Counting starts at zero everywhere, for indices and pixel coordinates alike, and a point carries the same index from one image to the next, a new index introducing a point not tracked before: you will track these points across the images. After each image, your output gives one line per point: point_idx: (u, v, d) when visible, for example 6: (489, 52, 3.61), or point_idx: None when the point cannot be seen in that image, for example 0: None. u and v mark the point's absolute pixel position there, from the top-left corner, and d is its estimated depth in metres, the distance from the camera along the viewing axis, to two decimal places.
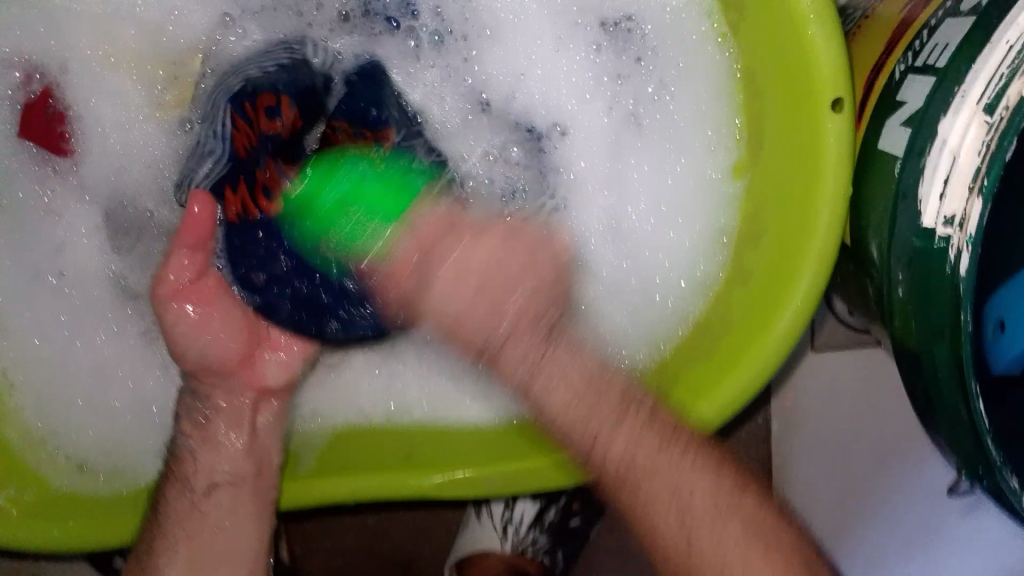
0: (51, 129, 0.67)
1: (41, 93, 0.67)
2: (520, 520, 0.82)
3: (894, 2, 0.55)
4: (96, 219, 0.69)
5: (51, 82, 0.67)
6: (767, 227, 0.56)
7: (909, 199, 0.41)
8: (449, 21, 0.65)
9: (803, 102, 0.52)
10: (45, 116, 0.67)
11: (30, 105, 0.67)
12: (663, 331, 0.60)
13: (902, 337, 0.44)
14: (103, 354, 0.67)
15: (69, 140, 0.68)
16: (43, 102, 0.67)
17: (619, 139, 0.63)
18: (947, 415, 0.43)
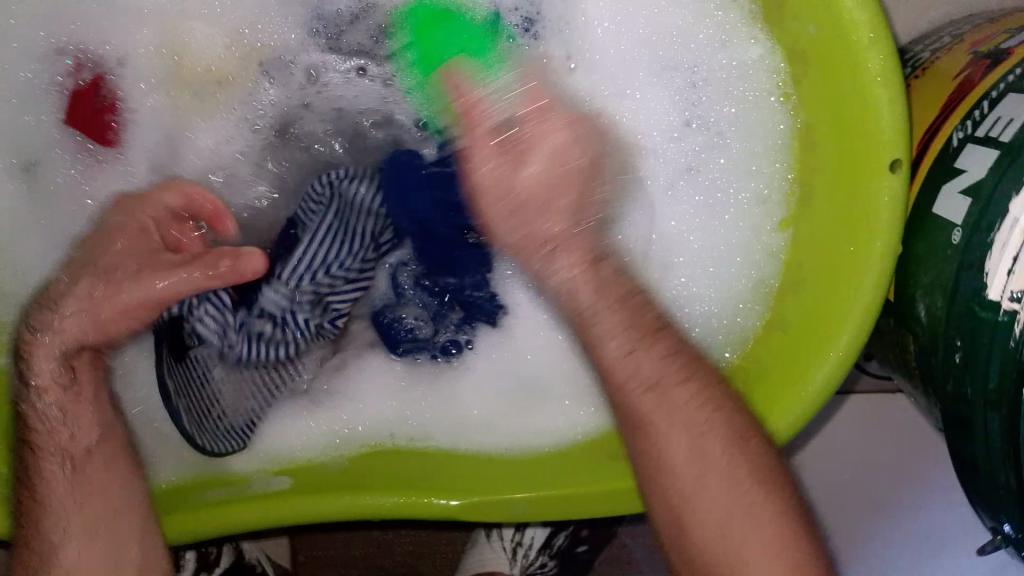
0: (100, 118, 0.67)
1: (93, 82, 0.67)
2: (530, 543, 0.83)
3: (955, 60, 0.56)
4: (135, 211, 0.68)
5: (104, 74, 0.67)
6: (809, 282, 0.57)
7: (973, 269, 0.43)
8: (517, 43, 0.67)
9: (861, 161, 0.53)
10: (94, 103, 0.67)
11: (78, 92, 0.67)
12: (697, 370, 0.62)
13: (950, 402, 0.46)
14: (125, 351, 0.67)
15: (116, 131, 0.68)
16: (93, 90, 0.67)
17: (676, 187, 0.64)
18: (990, 476, 0.45)
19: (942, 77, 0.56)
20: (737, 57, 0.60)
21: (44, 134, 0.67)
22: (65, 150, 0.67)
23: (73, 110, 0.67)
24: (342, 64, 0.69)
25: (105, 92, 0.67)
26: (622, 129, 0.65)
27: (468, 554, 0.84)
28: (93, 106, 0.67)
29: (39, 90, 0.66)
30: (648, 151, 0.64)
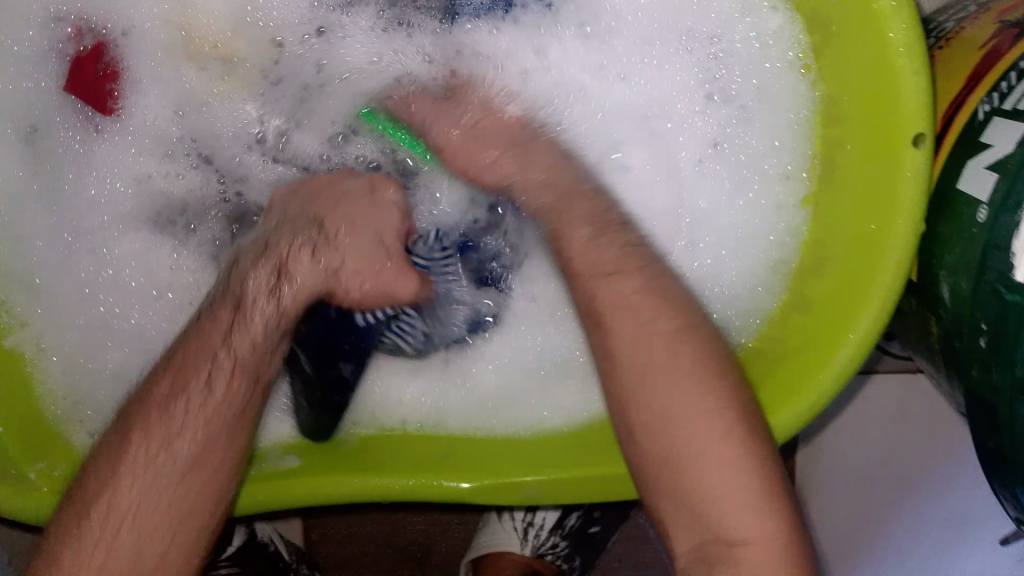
0: (101, 85, 0.66)
1: (93, 48, 0.66)
2: (541, 524, 0.82)
3: (982, 28, 0.54)
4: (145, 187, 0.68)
5: (104, 39, 0.66)
6: (830, 261, 0.55)
7: (999, 247, 0.41)
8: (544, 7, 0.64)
9: (884, 135, 0.51)
10: (96, 69, 0.66)
11: (79, 58, 0.66)
12: None
13: (974, 387, 0.44)
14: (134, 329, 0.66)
15: (117, 98, 0.67)
16: (94, 56, 0.66)
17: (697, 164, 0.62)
18: (1013, 463, 0.43)
19: (969, 46, 0.54)
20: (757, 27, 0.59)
21: (52, 106, 0.66)
22: (73, 123, 0.67)
23: (73, 76, 0.66)
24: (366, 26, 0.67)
25: (107, 58, 0.67)
26: (644, 104, 0.63)
27: (480, 534, 0.83)
28: (95, 72, 0.66)
29: (45, 61, 0.66)
30: (671, 122, 0.63)
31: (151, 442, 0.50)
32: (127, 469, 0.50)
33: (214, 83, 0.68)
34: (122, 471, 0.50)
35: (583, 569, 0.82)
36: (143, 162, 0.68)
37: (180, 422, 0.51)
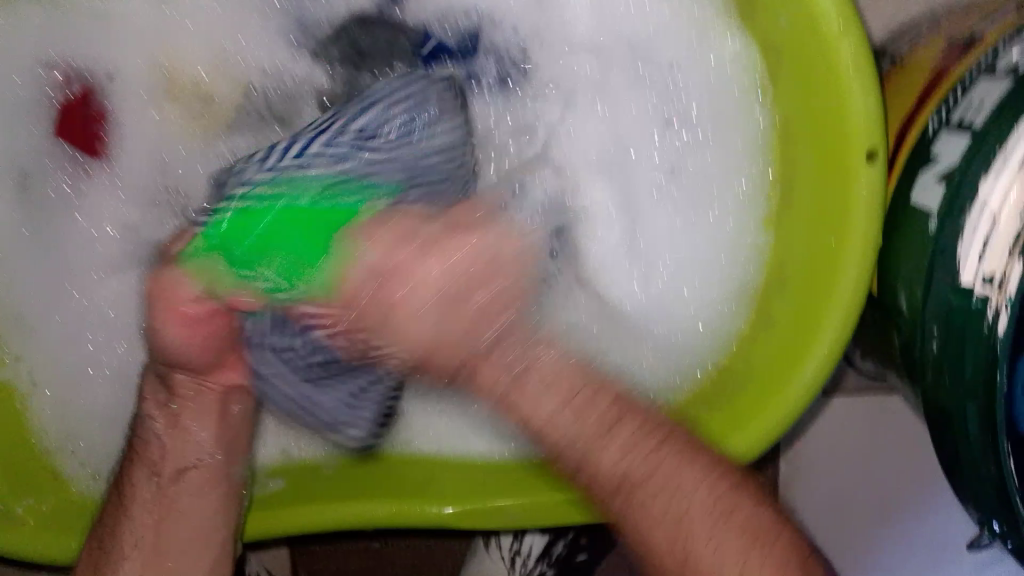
0: (87, 131, 0.68)
1: (80, 95, 0.67)
2: (529, 552, 0.81)
3: (930, 49, 0.55)
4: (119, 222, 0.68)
5: (86, 86, 0.67)
6: (794, 277, 0.56)
7: (946, 256, 0.42)
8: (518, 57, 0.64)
9: (837, 153, 0.52)
10: (83, 115, 0.67)
11: (68, 105, 0.67)
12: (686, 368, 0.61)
13: (930, 393, 0.45)
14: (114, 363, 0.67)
15: (104, 142, 0.68)
16: (81, 103, 0.67)
17: (659, 188, 0.63)
18: (972, 470, 0.43)
19: (914, 70, 0.55)
20: (712, 57, 0.60)
21: (31, 148, 0.67)
22: (52, 163, 0.68)
23: (62, 121, 0.68)
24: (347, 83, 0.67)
25: (94, 105, 0.67)
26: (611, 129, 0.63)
27: (467, 564, 0.83)
28: (82, 118, 0.68)
29: (28, 106, 0.67)
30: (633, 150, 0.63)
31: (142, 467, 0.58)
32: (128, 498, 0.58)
33: (190, 120, 0.68)
34: (120, 495, 0.58)
35: None
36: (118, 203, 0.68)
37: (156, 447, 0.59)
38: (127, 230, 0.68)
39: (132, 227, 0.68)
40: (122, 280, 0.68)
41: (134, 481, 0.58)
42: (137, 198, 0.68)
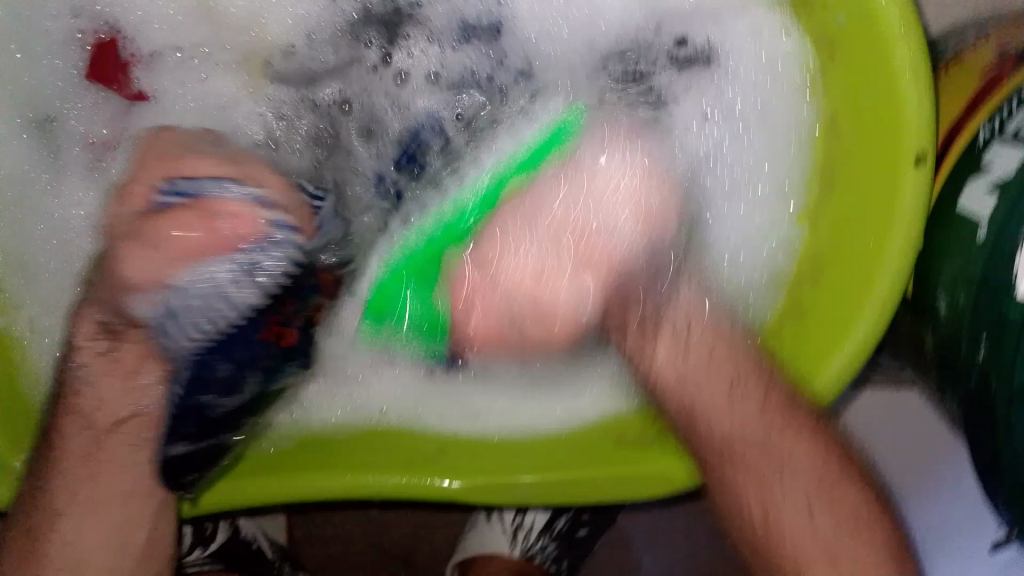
0: (116, 76, 0.66)
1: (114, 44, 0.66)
2: (531, 526, 0.82)
3: (984, 48, 0.54)
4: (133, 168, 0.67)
5: (118, 34, 0.66)
6: (827, 274, 0.55)
7: (1002, 265, 0.44)
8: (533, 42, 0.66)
9: (884, 153, 0.51)
10: (114, 62, 0.66)
11: (101, 49, 0.66)
12: None
13: (973, 396, 0.47)
14: None
15: (126, 88, 0.66)
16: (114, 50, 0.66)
17: None
18: (1009, 473, 0.45)
19: (967, 72, 0.54)
20: (758, 45, 0.59)
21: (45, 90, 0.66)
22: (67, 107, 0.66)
23: (97, 68, 0.66)
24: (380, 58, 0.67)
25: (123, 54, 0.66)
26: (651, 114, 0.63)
27: (467, 536, 0.83)
28: (113, 65, 0.66)
29: (42, 47, 0.65)
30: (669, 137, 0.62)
31: (76, 418, 0.55)
32: (60, 448, 0.55)
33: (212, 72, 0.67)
34: (49, 451, 0.55)
35: (570, 571, 0.83)
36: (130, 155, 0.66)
37: (88, 399, 0.55)
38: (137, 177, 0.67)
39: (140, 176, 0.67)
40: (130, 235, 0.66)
41: (66, 432, 0.55)
42: None
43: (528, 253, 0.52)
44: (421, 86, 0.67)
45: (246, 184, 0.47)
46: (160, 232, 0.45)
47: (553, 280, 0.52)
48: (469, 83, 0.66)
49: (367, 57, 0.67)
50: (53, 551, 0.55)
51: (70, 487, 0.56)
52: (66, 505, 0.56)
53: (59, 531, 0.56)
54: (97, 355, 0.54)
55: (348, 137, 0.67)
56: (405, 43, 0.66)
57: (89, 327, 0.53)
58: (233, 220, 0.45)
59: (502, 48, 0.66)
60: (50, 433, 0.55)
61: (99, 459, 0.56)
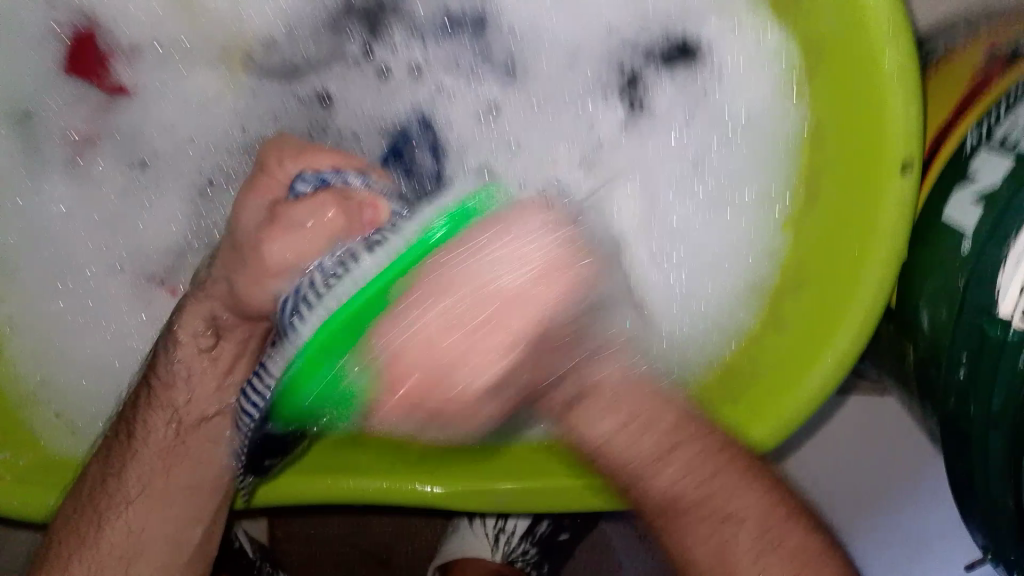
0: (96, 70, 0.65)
1: (94, 39, 0.64)
2: (512, 531, 0.82)
3: (975, 52, 0.53)
4: (112, 165, 0.66)
5: (97, 25, 0.64)
6: (810, 282, 0.54)
7: (982, 283, 0.43)
8: (519, 38, 0.63)
9: (869, 160, 0.50)
10: (94, 55, 0.65)
11: (82, 42, 0.64)
12: (683, 378, 0.58)
13: (951, 418, 0.46)
14: (95, 308, 0.65)
15: (104, 82, 0.65)
16: (94, 44, 0.64)
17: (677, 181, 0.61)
18: (987, 495, 0.45)
19: (957, 76, 0.53)
20: (745, 45, 0.58)
21: (24, 85, 0.65)
22: (46, 102, 0.65)
23: (76, 60, 0.65)
24: (359, 53, 0.64)
25: (104, 48, 0.64)
26: (638, 116, 0.62)
27: (447, 540, 0.83)
28: (93, 58, 0.65)
29: (20, 41, 0.64)
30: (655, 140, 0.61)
31: (161, 409, 0.57)
32: (142, 438, 0.57)
33: (191, 67, 0.65)
34: (132, 441, 0.57)
35: None
36: (109, 151, 0.65)
37: (181, 392, 0.57)
38: (116, 174, 0.66)
39: (119, 173, 0.66)
40: (109, 232, 0.66)
41: (151, 423, 0.57)
42: (128, 144, 0.65)
43: (527, 253, 0.38)
44: (406, 80, 0.64)
45: (371, 176, 0.49)
46: (294, 217, 0.46)
47: (489, 324, 0.37)
48: (454, 76, 0.64)
49: (350, 52, 0.64)
50: (116, 535, 0.57)
51: (148, 476, 0.58)
52: (137, 494, 0.57)
53: (127, 518, 0.57)
54: (199, 352, 0.57)
55: (336, 130, 0.64)
56: (389, 39, 0.64)
57: (196, 323, 0.57)
58: (370, 208, 0.44)
59: (487, 44, 0.63)
60: (132, 421, 0.58)
61: (180, 454, 0.57)
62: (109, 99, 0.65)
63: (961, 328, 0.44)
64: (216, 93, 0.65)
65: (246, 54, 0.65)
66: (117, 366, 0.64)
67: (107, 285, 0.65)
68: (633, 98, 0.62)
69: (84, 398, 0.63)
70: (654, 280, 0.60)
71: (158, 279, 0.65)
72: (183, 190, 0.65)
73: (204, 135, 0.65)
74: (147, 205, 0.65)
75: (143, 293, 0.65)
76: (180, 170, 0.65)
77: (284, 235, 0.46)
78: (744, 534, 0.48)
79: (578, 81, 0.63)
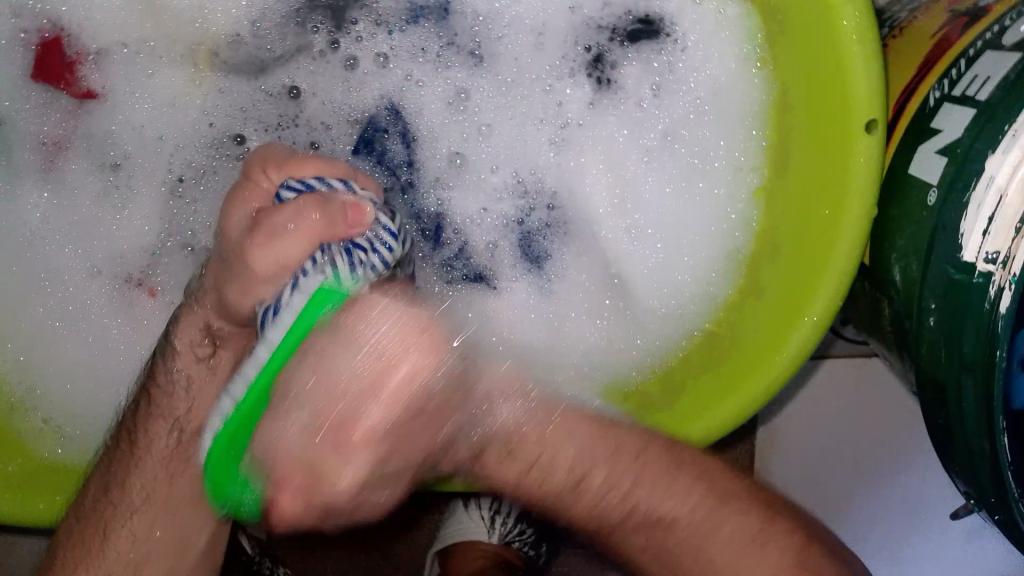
0: (62, 75, 0.65)
1: (59, 44, 0.64)
2: (508, 513, 0.84)
3: (936, 13, 0.53)
4: (84, 169, 0.66)
5: (62, 31, 0.64)
6: (785, 246, 0.54)
7: (949, 232, 0.44)
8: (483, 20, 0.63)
9: (836, 123, 0.50)
10: (60, 60, 0.64)
11: (47, 50, 0.64)
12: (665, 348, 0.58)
13: (927, 367, 0.47)
14: (77, 312, 0.65)
15: (71, 87, 0.65)
16: (59, 49, 0.64)
17: (653, 155, 0.61)
18: (964, 444, 0.45)
19: (919, 36, 0.53)
20: (704, 16, 0.58)
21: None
22: (15, 110, 0.65)
23: (42, 67, 0.65)
24: (324, 44, 0.64)
25: (70, 52, 0.64)
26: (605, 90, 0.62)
27: (445, 524, 0.84)
28: (59, 63, 0.65)
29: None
30: (627, 116, 0.62)
31: (162, 418, 0.57)
32: (145, 446, 0.57)
33: (159, 67, 0.65)
34: (135, 450, 0.57)
35: (549, 556, 0.84)
36: (81, 155, 0.65)
37: (181, 401, 0.57)
38: (90, 178, 0.66)
39: (93, 176, 0.66)
40: (86, 235, 0.66)
41: (152, 433, 0.57)
42: (100, 146, 0.65)
43: (403, 337, 0.40)
44: (373, 69, 0.64)
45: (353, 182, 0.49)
46: (277, 221, 0.46)
47: (366, 396, 0.38)
48: (422, 64, 0.64)
49: (315, 45, 0.64)
50: (120, 546, 0.57)
51: (150, 485, 0.57)
52: (142, 502, 0.57)
53: (132, 527, 0.57)
54: (198, 362, 0.57)
55: (307, 124, 0.64)
56: (354, 28, 0.64)
57: (193, 333, 0.57)
58: (352, 210, 0.44)
59: (452, 29, 0.64)
60: (135, 429, 0.58)
61: (182, 461, 0.56)
62: (76, 102, 0.65)
63: (933, 277, 0.45)
64: (185, 92, 0.65)
65: (212, 52, 0.65)
66: (102, 367, 0.64)
67: (89, 289, 0.65)
68: (601, 74, 0.62)
69: (80, 407, 0.62)
70: (632, 261, 0.61)
71: (140, 281, 0.65)
72: (159, 190, 0.65)
73: (176, 133, 0.65)
74: (124, 206, 0.66)
75: (125, 293, 0.65)
76: (155, 170, 0.65)
77: (270, 239, 0.46)
78: (703, 504, 0.46)
79: (547, 59, 0.63)
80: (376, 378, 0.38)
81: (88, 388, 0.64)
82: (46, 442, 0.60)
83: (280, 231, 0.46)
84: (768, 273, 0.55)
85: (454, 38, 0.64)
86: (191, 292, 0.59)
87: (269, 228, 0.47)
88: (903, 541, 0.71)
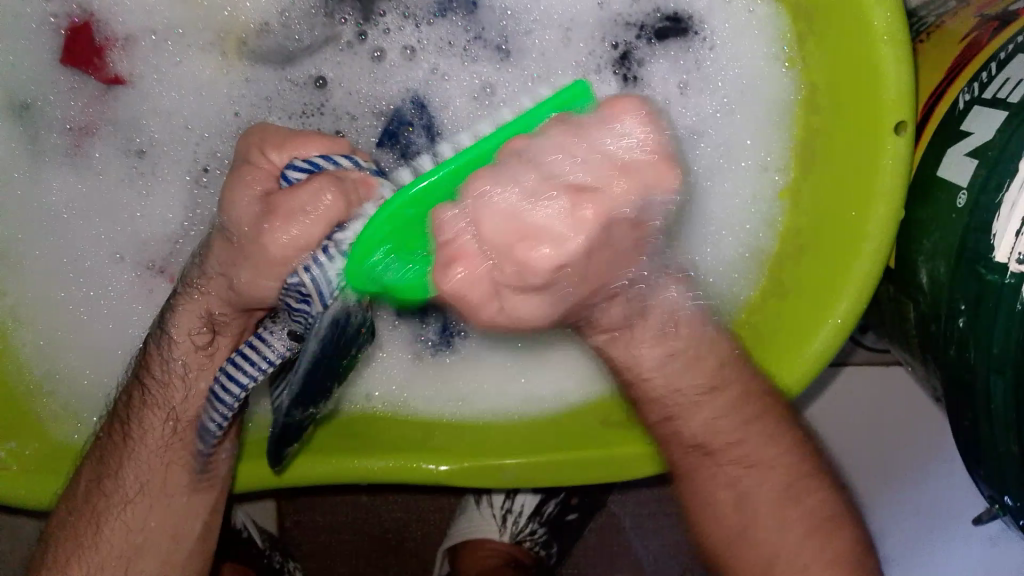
0: (91, 58, 0.65)
1: (89, 28, 0.65)
2: (520, 511, 0.84)
3: (966, 16, 0.53)
4: (109, 154, 0.66)
5: (93, 16, 0.65)
6: (810, 247, 0.54)
7: (979, 232, 0.43)
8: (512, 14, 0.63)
9: (864, 124, 0.50)
10: (90, 44, 0.65)
11: (77, 34, 0.65)
12: None
13: (954, 369, 0.46)
14: (98, 296, 0.65)
15: (99, 71, 0.65)
16: (90, 34, 0.65)
17: None
18: (992, 447, 0.45)
19: (949, 40, 0.53)
20: (732, 15, 0.58)
21: (23, 76, 0.65)
22: (43, 94, 0.66)
23: (72, 51, 0.65)
24: (351, 34, 0.65)
25: (99, 37, 0.65)
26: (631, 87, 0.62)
27: (457, 520, 0.84)
28: (87, 46, 0.65)
29: (20, 35, 0.65)
30: None
31: (157, 409, 0.56)
32: (138, 437, 0.56)
33: (187, 54, 0.65)
34: (128, 439, 0.56)
35: (561, 557, 0.83)
36: (107, 140, 0.66)
37: (179, 391, 0.55)
38: (115, 164, 0.66)
39: (118, 161, 0.66)
40: (109, 220, 0.66)
41: (147, 424, 0.56)
42: (127, 132, 0.66)
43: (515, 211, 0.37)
44: (400, 61, 0.64)
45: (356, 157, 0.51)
46: (291, 205, 0.45)
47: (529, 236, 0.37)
48: (448, 56, 0.64)
49: (343, 35, 0.65)
50: (110, 538, 0.56)
51: (144, 476, 0.56)
52: (136, 493, 0.56)
53: (125, 517, 0.56)
54: (197, 350, 0.55)
55: (332, 114, 0.65)
56: (382, 19, 0.64)
57: (192, 321, 0.54)
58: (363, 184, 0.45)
59: (479, 23, 0.64)
60: (128, 420, 0.57)
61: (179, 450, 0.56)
62: (104, 87, 0.65)
63: (961, 278, 0.45)
64: (211, 80, 0.65)
65: (241, 40, 0.65)
66: (120, 353, 0.64)
67: (110, 274, 0.66)
68: (627, 72, 0.62)
69: (100, 394, 0.63)
70: None
71: (161, 267, 0.65)
72: (182, 177, 0.66)
73: (202, 121, 0.65)
74: (147, 193, 0.66)
75: (146, 279, 0.65)
76: (180, 157, 0.66)
77: (287, 222, 0.45)
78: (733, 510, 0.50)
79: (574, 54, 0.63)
80: (511, 243, 0.38)
81: (106, 375, 0.64)
82: (61, 427, 0.61)
83: (298, 210, 0.45)
84: (791, 274, 0.55)
85: (481, 32, 0.64)
86: (185, 280, 0.56)
87: (281, 211, 0.45)
88: (916, 550, 0.71)
